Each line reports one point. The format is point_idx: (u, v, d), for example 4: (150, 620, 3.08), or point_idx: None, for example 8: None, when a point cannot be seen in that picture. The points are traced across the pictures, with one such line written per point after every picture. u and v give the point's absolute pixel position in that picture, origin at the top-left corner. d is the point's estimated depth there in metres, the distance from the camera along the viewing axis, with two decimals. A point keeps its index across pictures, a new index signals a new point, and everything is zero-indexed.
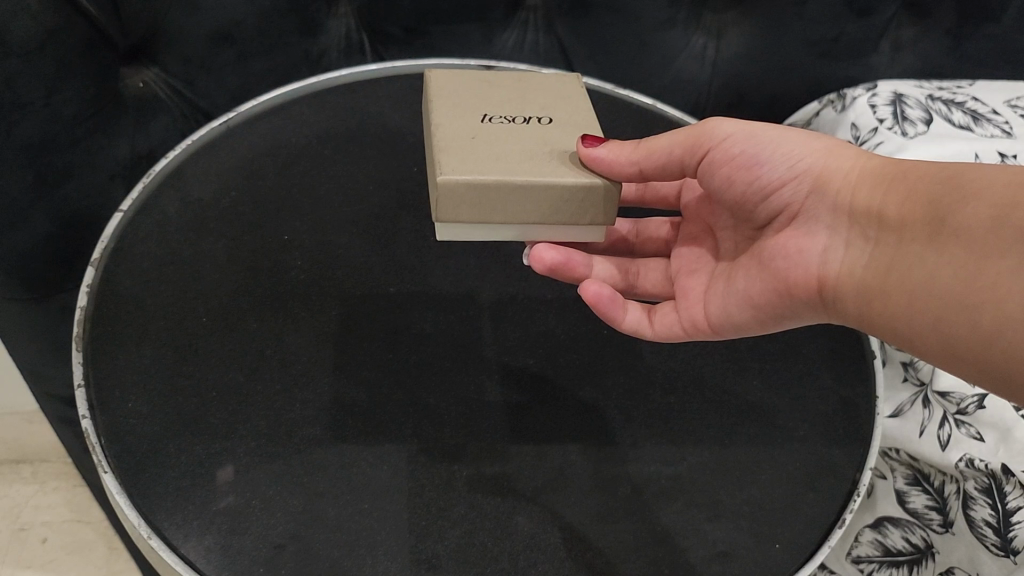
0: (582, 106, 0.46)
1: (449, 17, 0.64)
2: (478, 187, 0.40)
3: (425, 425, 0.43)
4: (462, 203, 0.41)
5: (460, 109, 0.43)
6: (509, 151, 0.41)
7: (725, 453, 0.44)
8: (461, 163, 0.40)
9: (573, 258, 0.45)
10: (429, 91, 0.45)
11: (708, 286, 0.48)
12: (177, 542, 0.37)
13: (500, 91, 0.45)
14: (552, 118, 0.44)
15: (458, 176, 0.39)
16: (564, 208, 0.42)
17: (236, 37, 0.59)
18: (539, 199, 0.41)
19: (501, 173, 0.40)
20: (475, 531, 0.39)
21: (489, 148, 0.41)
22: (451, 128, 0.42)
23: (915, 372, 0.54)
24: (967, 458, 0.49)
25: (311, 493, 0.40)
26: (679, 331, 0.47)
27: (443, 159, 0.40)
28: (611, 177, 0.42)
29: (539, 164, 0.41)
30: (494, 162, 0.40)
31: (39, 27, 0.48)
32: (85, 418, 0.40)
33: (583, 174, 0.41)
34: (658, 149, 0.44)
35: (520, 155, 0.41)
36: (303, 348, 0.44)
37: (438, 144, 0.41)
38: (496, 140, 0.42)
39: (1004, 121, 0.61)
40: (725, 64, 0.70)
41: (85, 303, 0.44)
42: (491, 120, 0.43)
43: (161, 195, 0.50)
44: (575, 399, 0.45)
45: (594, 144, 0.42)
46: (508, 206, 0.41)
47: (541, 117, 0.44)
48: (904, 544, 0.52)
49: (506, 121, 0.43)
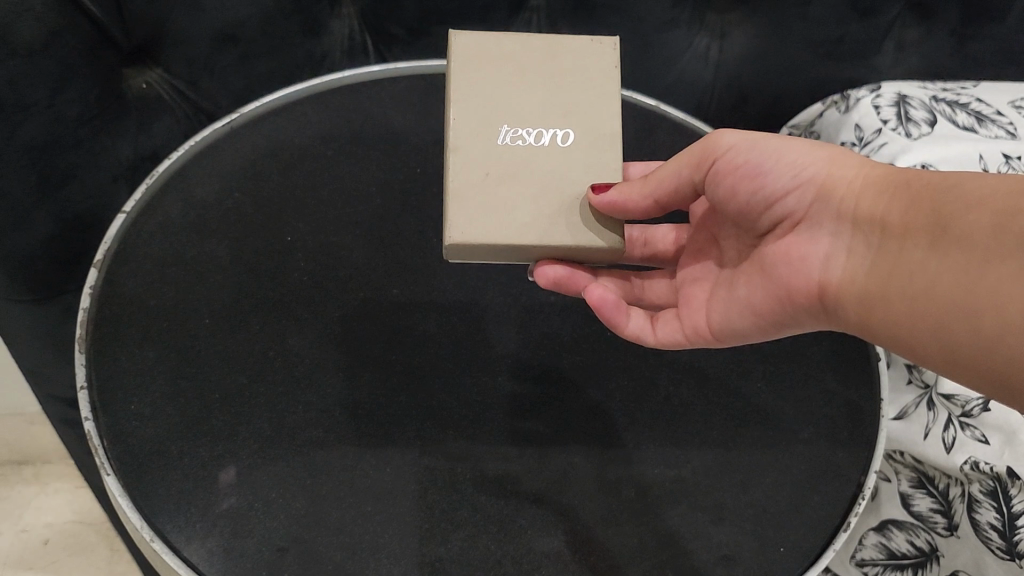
0: (607, 108, 0.44)
1: (452, 17, 0.64)
2: (484, 246, 0.41)
3: (430, 427, 0.42)
4: (470, 250, 0.42)
5: (479, 123, 0.43)
6: (521, 196, 0.42)
7: (729, 456, 0.43)
8: (473, 226, 0.41)
9: (577, 274, 0.44)
10: (450, 85, 0.43)
11: (712, 294, 0.47)
12: (179, 545, 0.38)
13: (523, 87, 0.44)
14: (570, 133, 0.43)
15: (464, 242, 0.41)
16: (568, 252, 0.43)
17: (239, 37, 0.59)
18: (544, 250, 0.42)
19: (506, 236, 0.41)
20: (478, 534, 0.39)
21: (501, 193, 0.42)
22: (465, 161, 0.42)
23: (920, 373, 0.53)
24: (973, 460, 0.49)
25: (314, 496, 0.40)
26: (681, 337, 0.46)
27: (452, 213, 0.41)
28: (615, 229, 0.43)
29: (550, 219, 0.42)
30: (505, 218, 0.41)
31: (43, 29, 0.48)
32: (88, 419, 0.40)
33: (587, 233, 0.42)
34: (665, 178, 0.44)
35: (529, 203, 0.42)
36: (306, 350, 0.44)
37: (451, 188, 0.41)
38: (508, 177, 0.42)
39: (1009, 122, 0.61)
40: (729, 64, 0.69)
41: (87, 305, 0.44)
42: (508, 142, 0.42)
43: (165, 196, 0.49)
44: (580, 401, 0.44)
45: (604, 191, 0.42)
46: (514, 252, 0.43)
47: (558, 134, 0.43)
48: (909, 546, 0.51)
49: (522, 143, 0.43)
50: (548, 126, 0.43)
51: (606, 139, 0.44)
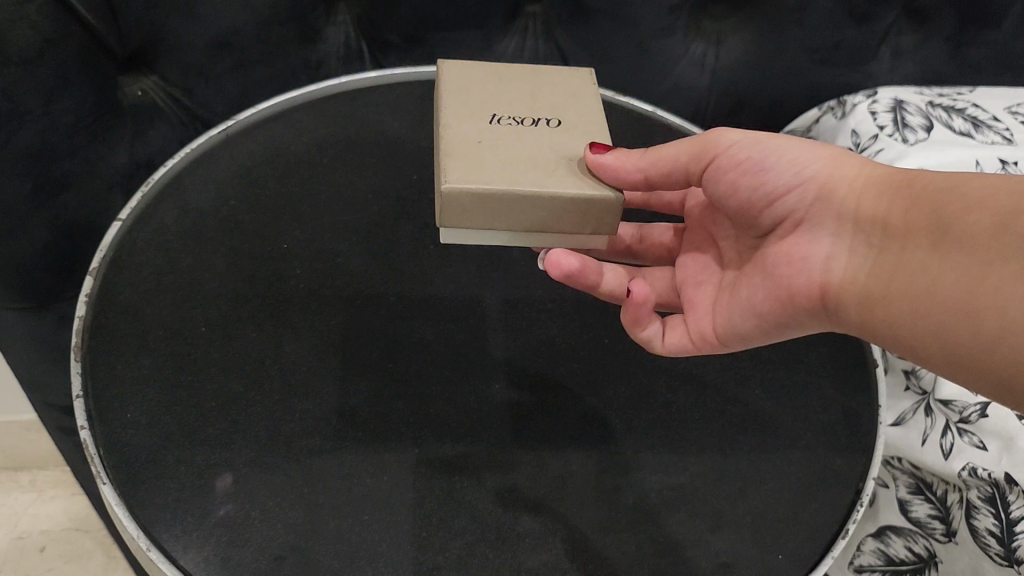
0: (591, 107, 0.46)
1: (448, 25, 0.64)
2: (481, 198, 0.40)
3: (427, 435, 0.42)
4: (466, 211, 0.41)
5: (470, 108, 0.44)
6: (515, 157, 0.41)
7: (728, 463, 0.43)
8: (468, 172, 0.40)
9: (588, 265, 0.43)
10: (439, 88, 0.45)
11: (716, 297, 0.48)
12: (175, 554, 0.37)
13: (511, 91, 0.45)
14: (561, 121, 0.44)
15: (460, 186, 0.39)
16: (567, 217, 0.42)
17: (236, 44, 0.59)
18: (542, 210, 0.41)
19: (505, 185, 0.40)
20: (477, 542, 0.39)
21: (497, 156, 0.41)
22: (459, 131, 0.42)
23: (917, 379, 0.54)
24: (970, 467, 0.49)
25: (310, 504, 0.39)
26: (690, 345, 0.46)
27: (448, 167, 0.40)
28: (615, 185, 0.42)
29: (547, 175, 0.41)
30: (501, 170, 0.40)
31: (39, 35, 0.48)
32: (83, 428, 0.40)
33: (587, 185, 0.41)
34: (664, 158, 0.44)
35: (525, 162, 0.41)
36: (303, 357, 0.44)
37: (445, 148, 0.41)
38: (502, 145, 0.42)
39: (1005, 127, 0.61)
40: (725, 71, 0.69)
41: (83, 313, 0.44)
42: (499, 121, 0.43)
43: (161, 203, 0.49)
44: (578, 409, 0.44)
45: (602, 150, 0.42)
46: (511, 215, 0.41)
47: (549, 119, 0.44)
48: (907, 553, 0.52)
49: (514, 122, 0.43)
50: (537, 116, 0.44)
51: (597, 125, 0.44)
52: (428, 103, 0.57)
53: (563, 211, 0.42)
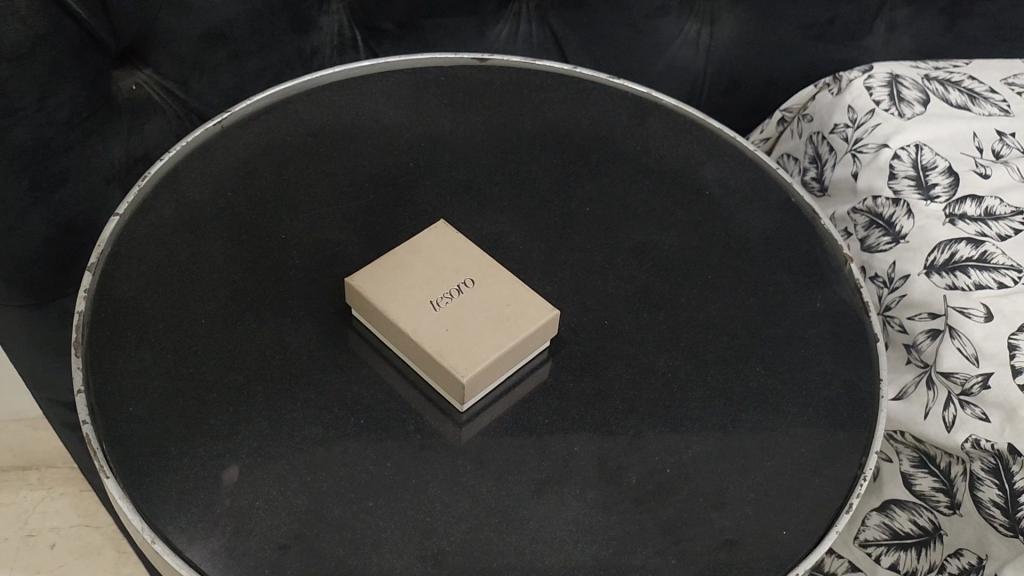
0: (494, 269, 0.45)
1: (441, 10, 0.65)
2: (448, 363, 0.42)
3: (432, 420, 0.43)
4: (415, 315, 0.43)
5: (411, 294, 0.44)
6: (484, 328, 0.43)
7: (731, 442, 0.43)
8: (460, 364, 0.41)
9: None
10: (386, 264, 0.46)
11: None
12: (181, 545, 0.38)
13: (426, 245, 0.46)
14: (475, 289, 0.44)
15: (463, 397, 0.42)
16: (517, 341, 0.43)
17: (230, 35, 0.59)
18: (492, 344, 0.42)
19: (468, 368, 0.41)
20: (482, 525, 0.39)
21: (448, 342, 0.42)
22: (423, 333, 0.42)
23: (918, 353, 0.53)
24: (973, 438, 0.49)
25: (315, 491, 0.39)
26: None
27: (437, 377, 0.42)
28: (494, 368, 0.42)
29: (490, 353, 0.42)
30: (487, 356, 0.42)
31: (29, 31, 0.48)
32: (85, 423, 0.40)
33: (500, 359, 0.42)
34: (507, 291, 0.44)
35: (472, 341, 0.42)
36: (305, 346, 0.44)
37: (422, 364, 0.43)
38: (450, 327, 0.43)
39: (1001, 99, 0.62)
40: (720, 51, 0.69)
41: (82, 308, 0.44)
42: (435, 304, 0.43)
43: (156, 198, 0.49)
44: (578, 391, 0.44)
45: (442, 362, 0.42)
46: (457, 327, 0.43)
47: (466, 291, 0.44)
48: (912, 526, 0.52)
49: (445, 299, 0.44)
50: (455, 281, 0.44)
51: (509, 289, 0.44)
52: (422, 90, 0.57)
53: (518, 364, 0.44)
